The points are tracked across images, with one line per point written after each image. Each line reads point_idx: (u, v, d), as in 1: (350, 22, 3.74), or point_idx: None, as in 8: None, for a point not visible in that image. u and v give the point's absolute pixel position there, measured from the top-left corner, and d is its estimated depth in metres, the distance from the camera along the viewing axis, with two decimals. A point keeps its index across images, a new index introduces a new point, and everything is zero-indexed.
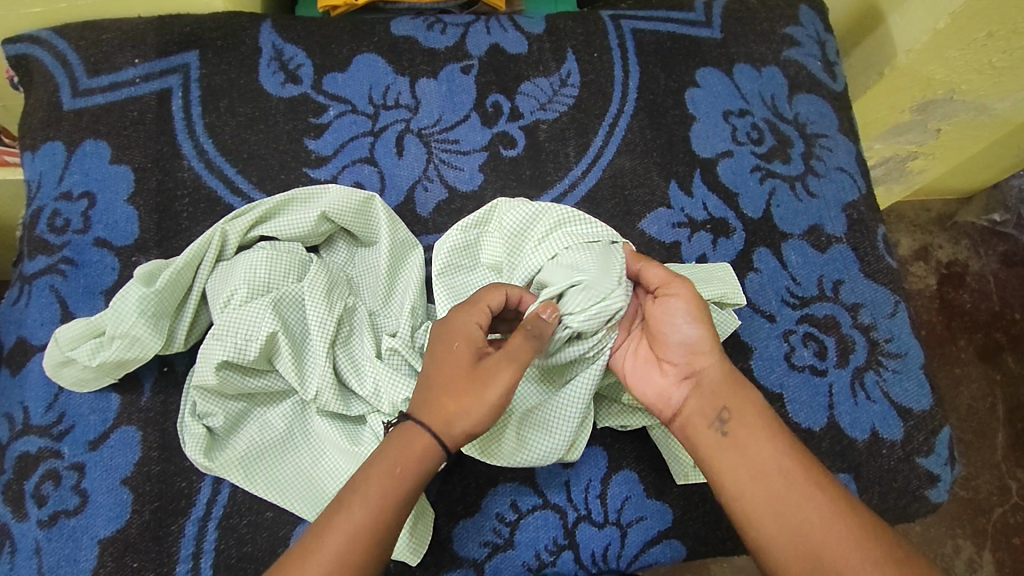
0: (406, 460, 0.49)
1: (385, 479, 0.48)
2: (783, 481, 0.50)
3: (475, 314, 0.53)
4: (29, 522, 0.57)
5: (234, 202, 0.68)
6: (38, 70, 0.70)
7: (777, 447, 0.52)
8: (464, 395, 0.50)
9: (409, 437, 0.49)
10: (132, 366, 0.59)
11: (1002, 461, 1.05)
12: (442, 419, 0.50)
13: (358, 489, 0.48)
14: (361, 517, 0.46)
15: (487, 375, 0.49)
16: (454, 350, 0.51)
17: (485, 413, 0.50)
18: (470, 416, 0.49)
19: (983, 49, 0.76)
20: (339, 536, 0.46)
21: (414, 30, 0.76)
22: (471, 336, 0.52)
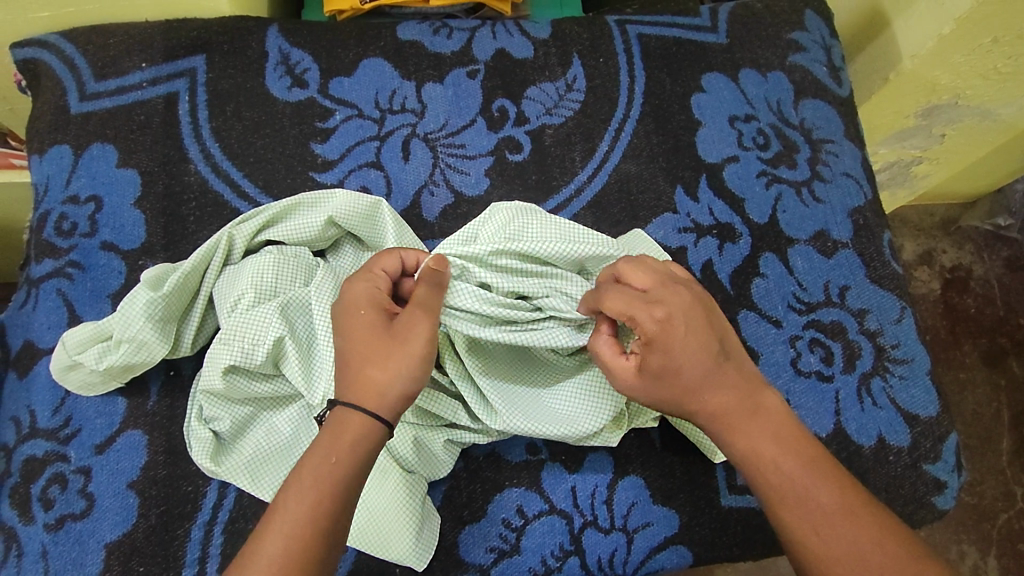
0: (339, 445, 0.48)
1: (319, 468, 0.47)
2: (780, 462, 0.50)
3: (373, 280, 0.54)
4: (35, 526, 0.57)
5: (241, 206, 0.68)
6: (46, 74, 0.70)
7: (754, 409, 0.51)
8: (382, 354, 0.50)
9: (339, 422, 0.49)
10: (139, 370, 0.59)
11: (1008, 467, 1.05)
12: (372, 390, 0.50)
13: (292, 485, 0.47)
14: (299, 512, 0.46)
15: (405, 330, 0.51)
16: (362, 316, 0.52)
17: (416, 362, 0.51)
18: (398, 372, 0.50)
19: (988, 55, 0.76)
20: (278, 534, 0.45)
21: (420, 35, 0.76)
22: (373, 297, 0.53)
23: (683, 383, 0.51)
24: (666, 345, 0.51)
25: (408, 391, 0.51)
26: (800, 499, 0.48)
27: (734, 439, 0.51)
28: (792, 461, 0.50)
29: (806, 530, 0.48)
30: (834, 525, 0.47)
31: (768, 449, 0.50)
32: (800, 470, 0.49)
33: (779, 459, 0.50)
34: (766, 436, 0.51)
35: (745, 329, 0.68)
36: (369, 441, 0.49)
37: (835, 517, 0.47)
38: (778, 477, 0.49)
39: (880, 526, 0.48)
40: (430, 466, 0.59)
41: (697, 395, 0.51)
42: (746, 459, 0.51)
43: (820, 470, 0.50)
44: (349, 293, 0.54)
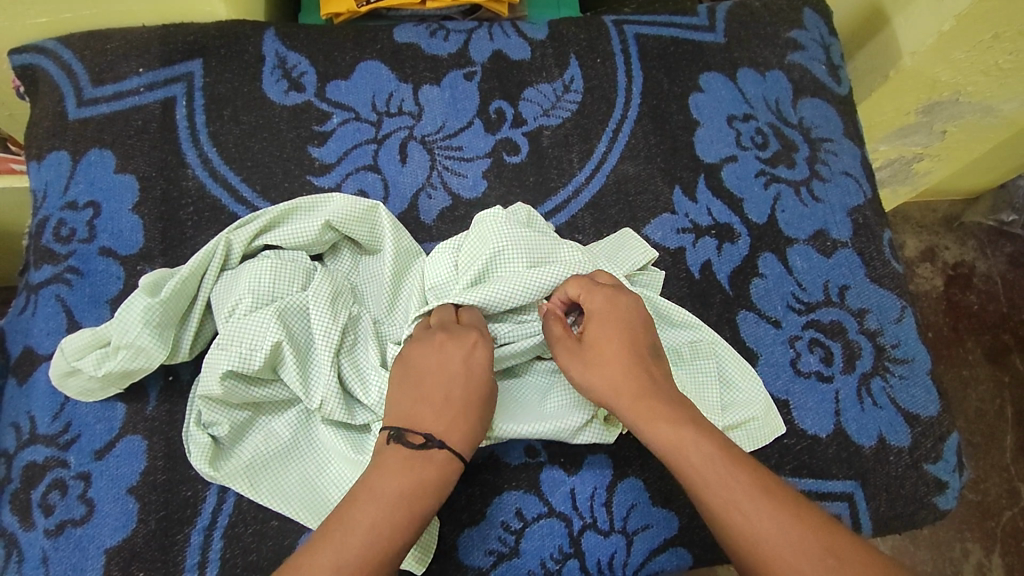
0: (428, 478, 0.49)
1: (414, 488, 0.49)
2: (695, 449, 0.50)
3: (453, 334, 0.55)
4: (35, 532, 0.57)
5: (239, 211, 0.68)
6: (44, 79, 0.71)
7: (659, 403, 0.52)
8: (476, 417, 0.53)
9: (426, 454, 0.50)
10: (138, 376, 0.59)
11: (1011, 463, 1.05)
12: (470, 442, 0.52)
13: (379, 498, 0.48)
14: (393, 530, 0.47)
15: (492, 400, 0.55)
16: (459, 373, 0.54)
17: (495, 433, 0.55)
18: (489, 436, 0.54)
19: (989, 51, 0.76)
20: (375, 545, 0.46)
21: (417, 37, 0.76)
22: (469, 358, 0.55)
23: (620, 397, 0.53)
24: (608, 355, 0.55)
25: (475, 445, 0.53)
26: (723, 497, 0.48)
27: (659, 441, 0.51)
28: (715, 460, 0.49)
29: (737, 527, 0.47)
30: (763, 520, 0.46)
31: (693, 446, 0.50)
32: (721, 468, 0.49)
33: (699, 457, 0.49)
34: (681, 424, 0.51)
35: (744, 330, 0.68)
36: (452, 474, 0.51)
37: (763, 514, 0.46)
38: (696, 462, 0.49)
39: (808, 515, 0.46)
40: None
41: (620, 393, 0.53)
42: (670, 461, 0.50)
43: (740, 464, 0.49)
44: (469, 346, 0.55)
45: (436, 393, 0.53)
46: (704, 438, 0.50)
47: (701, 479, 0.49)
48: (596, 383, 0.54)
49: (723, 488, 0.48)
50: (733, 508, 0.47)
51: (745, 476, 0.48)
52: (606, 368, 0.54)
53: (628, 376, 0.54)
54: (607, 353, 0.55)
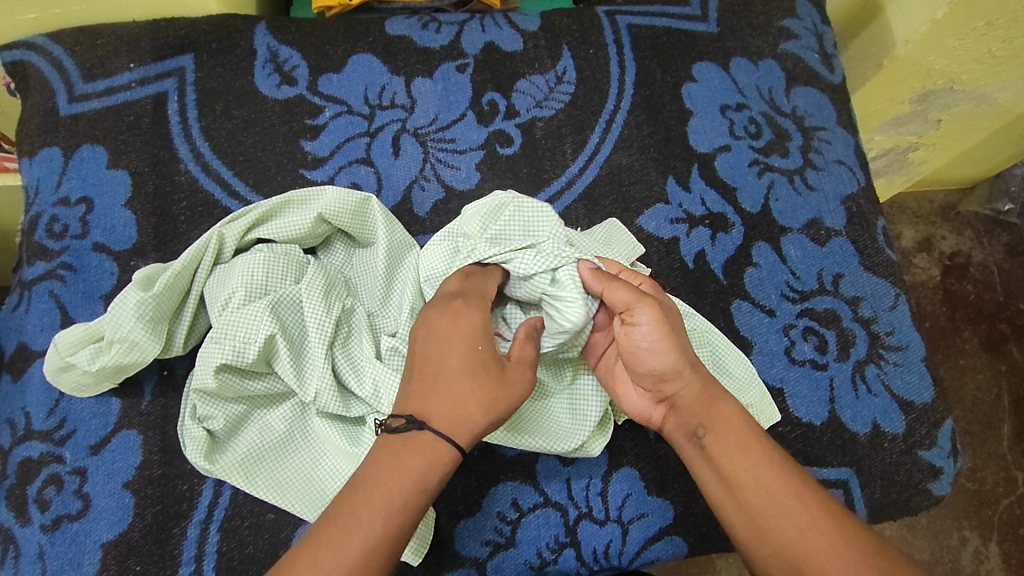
0: (410, 468, 0.47)
1: (398, 487, 0.46)
2: (750, 449, 0.51)
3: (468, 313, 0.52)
4: (32, 527, 0.57)
5: (232, 205, 0.68)
6: (34, 76, 0.70)
7: (723, 396, 0.53)
8: (485, 394, 0.50)
9: (416, 443, 0.48)
10: (132, 371, 0.59)
11: (1008, 452, 1.05)
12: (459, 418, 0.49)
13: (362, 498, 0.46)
14: (376, 525, 0.45)
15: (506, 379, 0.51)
16: (455, 350, 0.51)
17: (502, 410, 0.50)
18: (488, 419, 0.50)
19: (982, 39, 0.76)
20: (353, 544, 0.44)
21: (409, 30, 0.76)
22: (485, 328, 0.52)
23: (694, 374, 0.53)
24: (682, 331, 0.54)
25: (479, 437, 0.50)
26: (775, 495, 0.49)
27: (721, 421, 0.52)
28: (773, 463, 0.50)
29: (784, 526, 0.48)
30: (814, 526, 0.47)
31: (754, 442, 0.51)
32: (780, 471, 0.50)
33: (761, 460, 0.50)
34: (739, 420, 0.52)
35: (738, 319, 0.68)
36: (440, 461, 0.48)
37: (817, 519, 0.47)
38: (745, 459, 0.50)
39: (851, 526, 0.47)
40: None
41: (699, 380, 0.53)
42: (719, 445, 0.51)
43: (799, 472, 0.50)
44: (463, 315, 0.52)
45: (428, 369, 0.51)
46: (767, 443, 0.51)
47: (752, 473, 0.50)
48: (674, 347, 0.52)
49: (781, 486, 0.49)
50: (770, 511, 0.48)
51: (801, 482, 0.49)
52: (685, 338, 0.54)
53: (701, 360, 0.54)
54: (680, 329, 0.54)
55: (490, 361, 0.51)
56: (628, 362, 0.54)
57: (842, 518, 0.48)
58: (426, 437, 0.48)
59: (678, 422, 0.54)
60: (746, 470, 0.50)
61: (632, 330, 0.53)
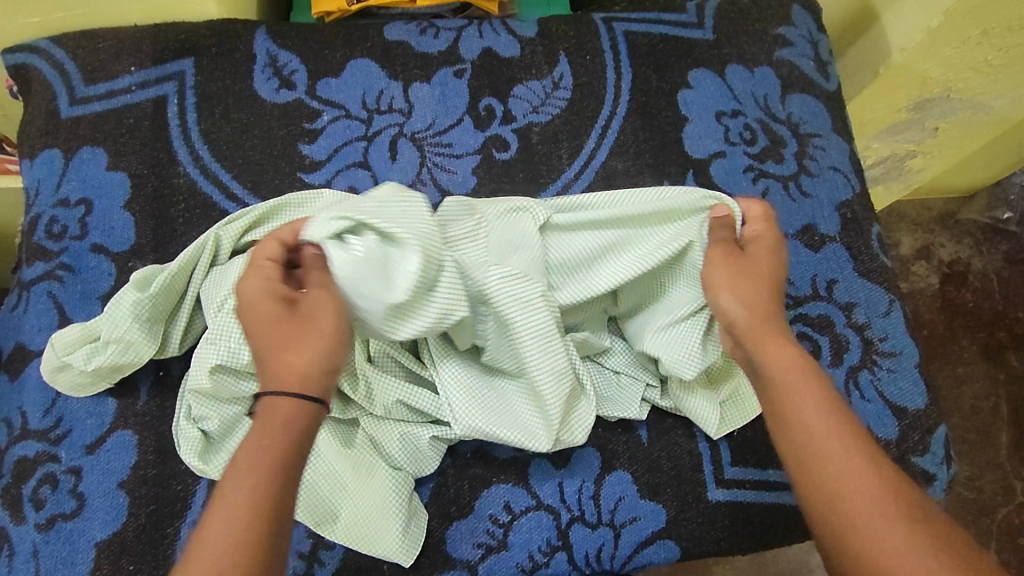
0: (263, 432, 0.46)
1: (256, 449, 0.45)
2: (807, 394, 0.48)
3: (255, 274, 0.52)
4: (26, 526, 0.57)
5: (229, 207, 0.69)
6: (37, 79, 0.71)
7: (778, 337, 0.52)
8: (294, 339, 0.49)
9: (266, 408, 0.47)
10: (128, 371, 0.60)
11: (1006, 461, 1.05)
12: (298, 371, 0.48)
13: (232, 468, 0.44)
14: (242, 489, 0.43)
15: (307, 315, 0.50)
16: (262, 308, 0.51)
17: (330, 340, 0.50)
18: (315, 353, 0.49)
19: (978, 47, 0.76)
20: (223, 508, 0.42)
21: (407, 35, 0.76)
22: (270, 286, 0.52)
23: (748, 314, 0.54)
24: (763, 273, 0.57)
25: (332, 367, 0.50)
26: (815, 436, 0.46)
27: (772, 370, 0.50)
28: (822, 407, 0.47)
29: (837, 479, 0.44)
30: (853, 471, 0.44)
31: (803, 389, 0.49)
32: (824, 417, 0.47)
33: (810, 404, 0.48)
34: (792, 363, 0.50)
35: None
36: (278, 412, 0.46)
37: (853, 463, 0.45)
38: (801, 401, 0.48)
39: (887, 478, 0.44)
40: (417, 463, 0.59)
41: (770, 335, 0.52)
42: (779, 390, 0.49)
43: (849, 422, 0.47)
44: (247, 288, 0.52)
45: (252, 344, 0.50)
46: (828, 392, 0.49)
47: (810, 417, 0.47)
48: (748, 286, 0.56)
49: (824, 429, 0.46)
50: (825, 456, 0.45)
51: (846, 430, 0.46)
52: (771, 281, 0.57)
53: (771, 310, 0.55)
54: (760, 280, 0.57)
55: (281, 311, 0.51)
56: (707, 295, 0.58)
57: (877, 461, 0.45)
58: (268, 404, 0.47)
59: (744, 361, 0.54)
60: (800, 414, 0.47)
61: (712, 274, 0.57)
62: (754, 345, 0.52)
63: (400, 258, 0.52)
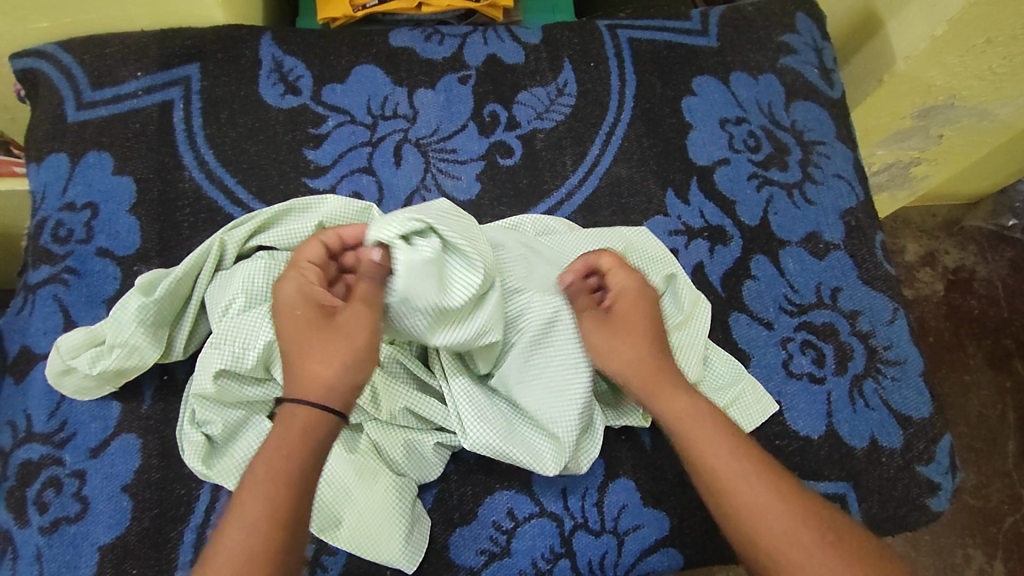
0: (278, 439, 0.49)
1: (274, 462, 0.48)
2: (718, 442, 0.52)
3: (296, 278, 0.55)
4: (30, 529, 0.57)
5: (235, 212, 0.69)
6: (44, 83, 0.71)
7: (671, 383, 0.56)
8: (325, 351, 0.51)
9: (284, 419, 0.50)
10: (132, 375, 0.60)
11: (1012, 469, 1.04)
12: (319, 383, 0.51)
13: (249, 479, 0.47)
14: (258, 505, 0.46)
15: (341, 327, 0.52)
16: (297, 318, 0.53)
17: (359, 355, 0.52)
18: (345, 367, 0.51)
19: (983, 55, 0.76)
20: (238, 524, 0.45)
21: (412, 41, 0.77)
22: (307, 290, 0.54)
23: (637, 366, 0.57)
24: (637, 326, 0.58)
25: (358, 383, 0.52)
26: (725, 478, 0.51)
27: (672, 417, 0.55)
28: (727, 444, 0.52)
29: (756, 521, 0.49)
30: (765, 503, 0.50)
31: (707, 428, 0.53)
32: (731, 453, 0.52)
33: (718, 445, 0.52)
34: (689, 408, 0.54)
35: (736, 331, 0.68)
36: (298, 422, 0.49)
37: (767, 495, 0.50)
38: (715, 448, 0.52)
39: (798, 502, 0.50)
40: (419, 468, 0.60)
41: (665, 391, 0.55)
42: (691, 440, 0.53)
43: (753, 451, 0.53)
44: (280, 287, 0.55)
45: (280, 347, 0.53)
46: (721, 424, 0.54)
47: (724, 462, 0.51)
48: (619, 341, 0.57)
49: (733, 468, 0.51)
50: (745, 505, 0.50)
51: (754, 461, 0.52)
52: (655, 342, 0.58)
53: (653, 354, 0.57)
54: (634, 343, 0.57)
55: (316, 318, 0.53)
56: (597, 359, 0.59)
57: (793, 495, 0.50)
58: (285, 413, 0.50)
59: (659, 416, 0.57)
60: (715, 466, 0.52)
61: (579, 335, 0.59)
62: (646, 399, 0.56)
63: (461, 270, 0.54)
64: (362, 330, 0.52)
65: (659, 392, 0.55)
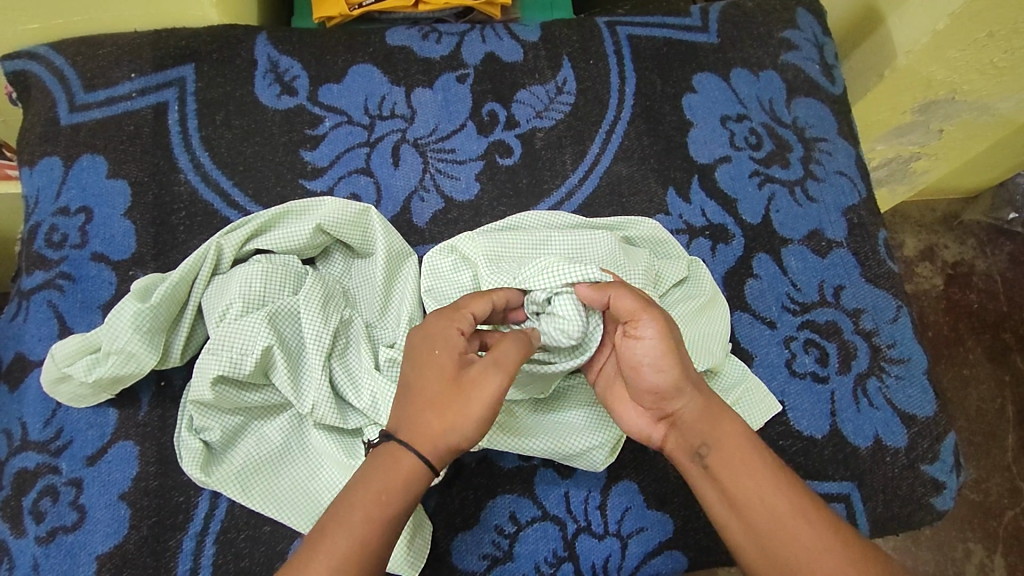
0: (382, 485, 0.47)
1: (369, 507, 0.46)
2: (755, 466, 0.50)
3: (456, 320, 0.51)
4: (27, 539, 0.57)
5: (231, 215, 0.68)
6: (36, 85, 0.70)
7: (720, 405, 0.52)
8: (451, 406, 0.48)
9: (390, 461, 0.47)
10: (128, 382, 0.59)
11: (1013, 463, 1.04)
12: (429, 435, 0.48)
13: (340, 515, 0.46)
14: (341, 543, 0.44)
15: (473, 387, 0.48)
16: (437, 358, 0.49)
17: (473, 423, 0.48)
18: (456, 430, 0.48)
19: (984, 50, 0.75)
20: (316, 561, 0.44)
21: (409, 40, 0.76)
22: (456, 334, 0.50)
23: (698, 390, 0.52)
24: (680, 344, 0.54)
25: (465, 444, 0.49)
26: (782, 515, 0.48)
27: (722, 446, 0.51)
28: (772, 479, 0.49)
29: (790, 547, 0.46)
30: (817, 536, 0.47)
31: (753, 461, 0.50)
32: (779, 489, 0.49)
33: (758, 466, 0.49)
34: (739, 429, 0.52)
35: (738, 330, 0.68)
36: (411, 476, 0.47)
37: (823, 530, 0.47)
38: (753, 468, 0.49)
39: (847, 532, 0.47)
40: None
41: (721, 418, 0.52)
42: (726, 461, 0.50)
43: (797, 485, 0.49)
44: (437, 323, 0.51)
45: (406, 381, 0.50)
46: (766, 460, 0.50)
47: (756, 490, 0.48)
48: (683, 356, 0.52)
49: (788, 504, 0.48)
50: (779, 531, 0.47)
51: (800, 494, 0.49)
52: (683, 352, 0.53)
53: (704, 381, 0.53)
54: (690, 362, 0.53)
55: (458, 370, 0.49)
56: (630, 377, 0.53)
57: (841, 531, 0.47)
58: (398, 454, 0.48)
59: (681, 439, 0.53)
60: (750, 488, 0.49)
61: (638, 340, 0.52)
62: (698, 416, 0.52)
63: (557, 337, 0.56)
64: (489, 394, 0.48)
65: (715, 415, 0.52)
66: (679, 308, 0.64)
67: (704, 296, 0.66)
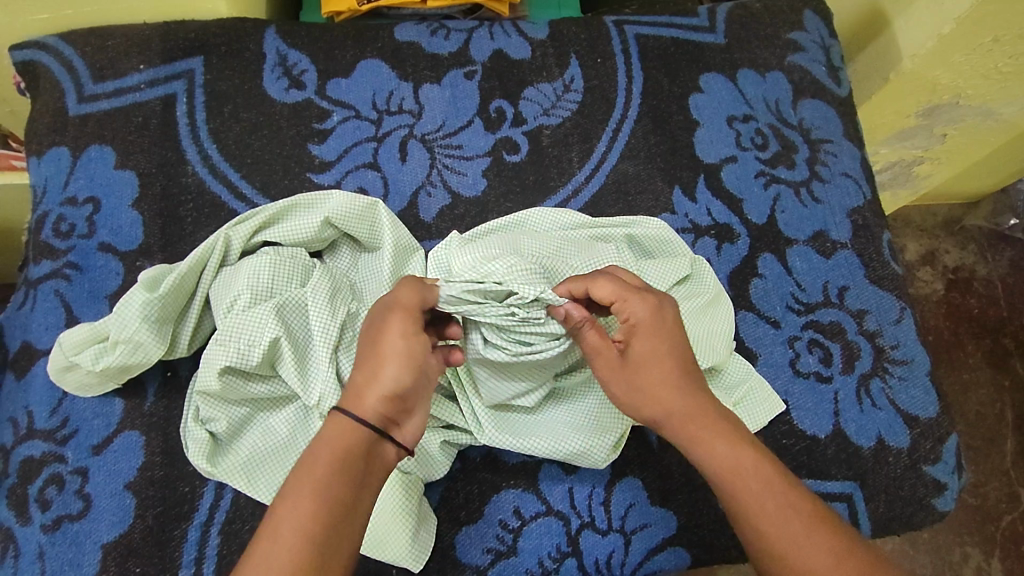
0: (317, 456, 0.46)
1: (303, 474, 0.45)
2: (749, 473, 0.48)
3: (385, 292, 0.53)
4: (32, 527, 0.57)
5: (239, 207, 0.68)
6: (45, 76, 0.70)
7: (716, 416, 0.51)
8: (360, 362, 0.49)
9: (321, 429, 0.48)
10: (136, 371, 0.59)
11: (1011, 468, 1.04)
12: (354, 394, 0.48)
13: (282, 492, 0.45)
14: (286, 519, 0.43)
15: (377, 333, 0.49)
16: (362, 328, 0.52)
17: (394, 362, 0.48)
18: (376, 380, 0.48)
19: (989, 55, 0.76)
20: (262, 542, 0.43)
21: (418, 36, 0.76)
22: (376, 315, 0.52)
23: (679, 411, 0.51)
24: (662, 367, 0.51)
25: (392, 393, 0.48)
26: (766, 517, 0.47)
27: (715, 459, 0.49)
28: (767, 484, 0.48)
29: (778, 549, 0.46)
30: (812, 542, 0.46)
31: (751, 469, 0.49)
32: (774, 495, 0.48)
33: (756, 473, 0.48)
34: (737, 442, 0.50)
35: (743, 330, 0.68)
36: (345, 439, 0.46)
37: (811, 534, 0.46)
38: (749, 478, 0.48)
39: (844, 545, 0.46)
40: (428, 467, 0.59)
41: (707, 435, 0.50)
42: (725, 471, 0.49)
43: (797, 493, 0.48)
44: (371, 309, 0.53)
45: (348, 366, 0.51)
46: (753, 448, 0.50)
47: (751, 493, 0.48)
48: (648, 399, 0.51)
49: (764, 481, 0.48)
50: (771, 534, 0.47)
51: (796, 499, 0.48)
52: (657, 379, 0.51)
53: (694, 395, 0.51)
54: (660, 368, 0.51)
55: (366, 333, 0.50)
56: None
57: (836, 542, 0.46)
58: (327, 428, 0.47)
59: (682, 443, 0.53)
60: (746, 492, 0.48)
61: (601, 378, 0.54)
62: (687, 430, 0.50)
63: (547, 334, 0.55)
64: (393, 334, 0.49)
65: (700, 435, 0.50)
66: (684, 305, 0.64)
67: (710, 293, 0.66)
